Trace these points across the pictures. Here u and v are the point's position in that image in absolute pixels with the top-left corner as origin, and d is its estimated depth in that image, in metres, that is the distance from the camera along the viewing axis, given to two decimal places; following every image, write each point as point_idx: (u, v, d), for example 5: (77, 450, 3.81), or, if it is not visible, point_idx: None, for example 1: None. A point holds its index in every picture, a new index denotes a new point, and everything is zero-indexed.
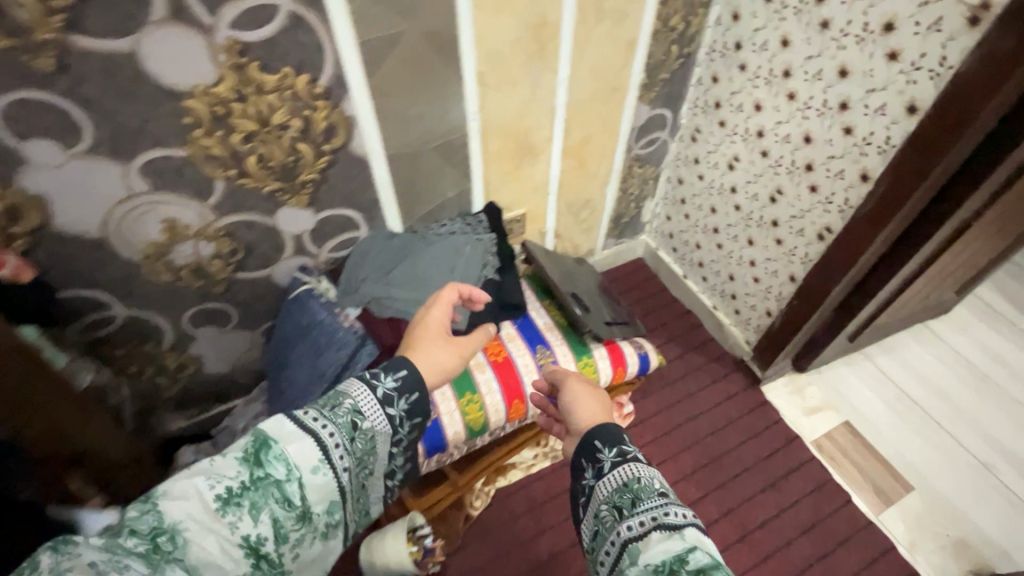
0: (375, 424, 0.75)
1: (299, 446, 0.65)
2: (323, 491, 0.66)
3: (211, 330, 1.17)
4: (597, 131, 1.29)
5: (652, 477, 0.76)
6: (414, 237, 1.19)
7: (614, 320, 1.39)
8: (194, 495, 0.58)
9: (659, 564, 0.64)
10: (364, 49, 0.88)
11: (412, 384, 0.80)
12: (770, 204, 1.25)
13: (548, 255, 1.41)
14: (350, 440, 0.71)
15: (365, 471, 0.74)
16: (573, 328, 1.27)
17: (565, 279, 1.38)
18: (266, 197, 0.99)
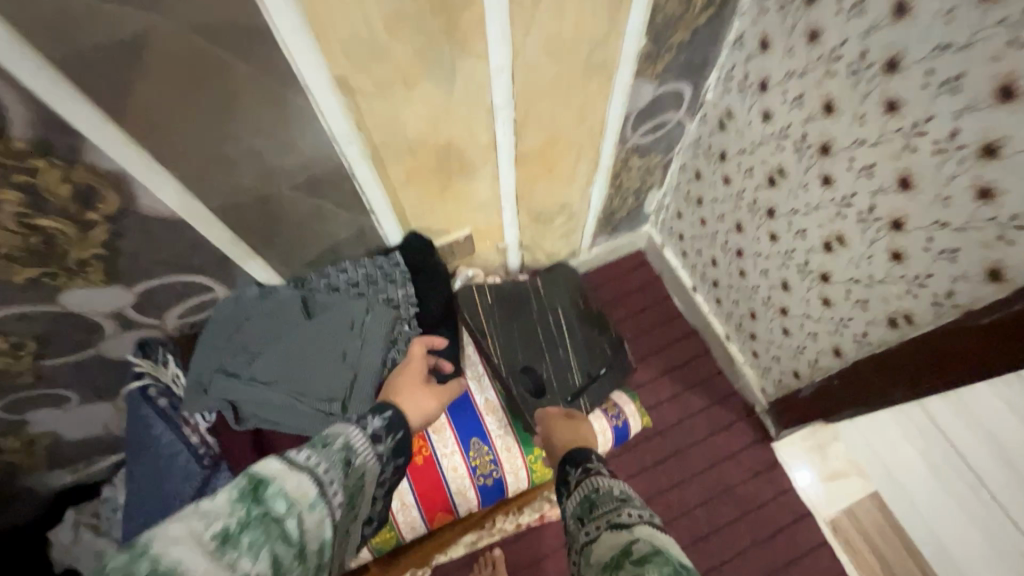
0: (366, 460, 0.62)
1: (298, 475, 0.51)
2: (325, 536, 0.51)
3: (46, 411, 0.90)
4: (570, 126, 0.85)
5: (612, 486, 0.68)
6: (295, 300, 0.83)
7: (585, 384, 1.03)
8: (186, 538, 0.42)
9: (606, 561, 0.55)
10: (78, 68, 0.47)
11: (398, 422, 0.69)
12: (822, 251, 0.83)
13: (502, 295, 1.06)
14: (345, 474, 0.58)
15: (351, 522, 0.59)
16: (522, 409, 0.95)
17: (521, 331, 1.02)
18: (28, 286, 0.65)
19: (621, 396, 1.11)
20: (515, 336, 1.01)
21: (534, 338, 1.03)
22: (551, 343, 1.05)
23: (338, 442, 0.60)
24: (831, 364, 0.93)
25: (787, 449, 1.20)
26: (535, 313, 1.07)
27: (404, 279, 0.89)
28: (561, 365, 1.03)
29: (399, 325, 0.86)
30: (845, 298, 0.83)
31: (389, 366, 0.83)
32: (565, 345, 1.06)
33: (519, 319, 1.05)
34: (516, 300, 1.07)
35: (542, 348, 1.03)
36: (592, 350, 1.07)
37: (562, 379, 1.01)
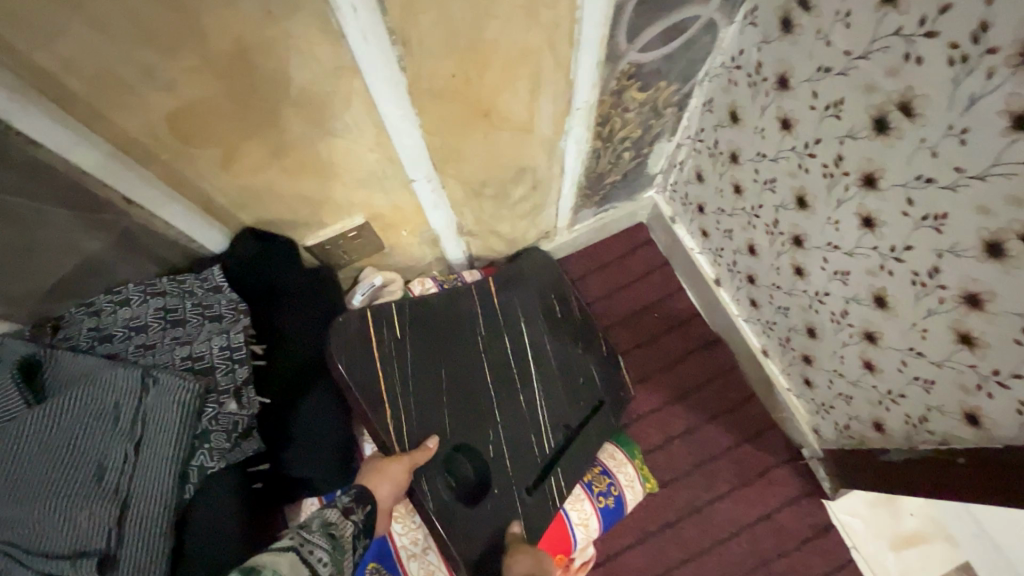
0: (353, 535, 0.50)
1: (290, 554, 0.42)
2: None
3: None
4: (509, 28, 0.45)
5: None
6: (12, 370, 0.49)
7: (557, 453, 0.69)
8: None
9: None
10: None
11: (367, 490, 0.55)
12: (982, 258, 0.45)
13: (421, 324, 0.66)
14: (337, 551, 0.46)
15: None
16: (447, 518, 0.61)
17: (451, 388, 0.65)
18: None
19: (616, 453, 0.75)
20: (437, 399, 0.64)
21: (474, 391, 0.66)
22: (503, 388, 0.67)
23: (317, 519, 0.48)
24: (959, 436, 0.56)
25: (844, 506, 0.87)
26: (477, 344, 0.68)
27: (233, 315, 0.57)
28: (518, 426, 0.67)
29: (215, 402, 0.52)
30: (1014, 342, 0.46)
31: (196, 479, 0.51)
32: (527, 389, 0.69)
33: (448, 362, 0.66)
34: (445, 330, 0.67)
35: (485, 404, 0.66)
36: (568, 397, 0.71)
37: (520, 451, 0.66)
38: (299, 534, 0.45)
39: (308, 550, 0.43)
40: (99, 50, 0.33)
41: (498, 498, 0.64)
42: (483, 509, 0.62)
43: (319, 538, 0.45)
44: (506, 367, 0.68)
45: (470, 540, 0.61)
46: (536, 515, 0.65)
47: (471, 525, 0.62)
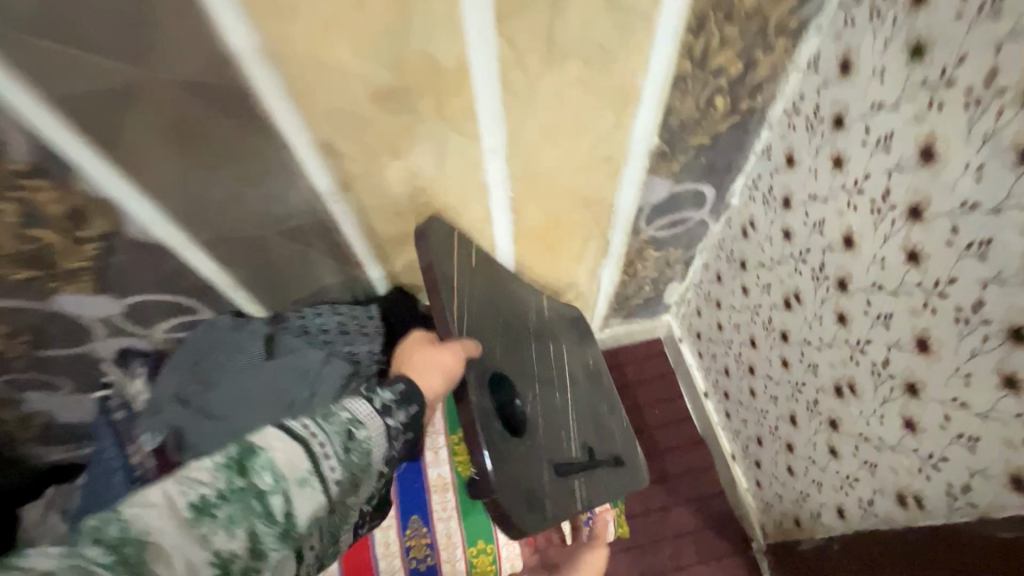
0: (375, 435, 0.49)
1: (292, 444, 0.42)
2: (310, 518, 0.42)
3: (38, 398, 0.93)
4: (572, 211, 0.82)
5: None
6: (261, 338, 0.85)
7: (587, 458, 0.79)
8: (162, 505, 0.36)
9: None
10: (72, 108, 0.50)
11: (415, 393, 0.54)
12: (834, 396, 0.73)
13: (491, 280, 0.77)
14: (348, 453, 0.46)
15: (355, 498, 0.48)
16: (490, 421, 0.60)
17: (515, 328, 0.79)
18: (18, 286, 0.69)
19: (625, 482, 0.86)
20: (495, 352, 0.70)
21: (528, 350, 0.80)
22: (542, 384, 0.78)
23: (343, 412, 0.48)
24: (836, 527, 0.80)
25: None
26: (530, 325, 0.84)
27: (376, 333, 0.90)
28: (552, 418, 0.77)
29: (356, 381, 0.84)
30: (853, 455, 0.72)
31: None
32: (557, 396, 0.81)
33: (518, 307, 0.83)
34: (507, 298, 0.81)
35: (529, 380, 0.75)
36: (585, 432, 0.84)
37: (553, 428, 0.75)
38: (308, 425, 0.45)
39: (315, 443, 0.44)
40: (384, 204, 0.73)
41: (535, 426, 0.71)
42: (519, 461, 0.63)
43: (330, 434, 0.45)
44: (548, 370, 0.82)
45: (506, 480, 0.58)
46: (560, 492, 0.69)
47: (510, 466, 0.60)
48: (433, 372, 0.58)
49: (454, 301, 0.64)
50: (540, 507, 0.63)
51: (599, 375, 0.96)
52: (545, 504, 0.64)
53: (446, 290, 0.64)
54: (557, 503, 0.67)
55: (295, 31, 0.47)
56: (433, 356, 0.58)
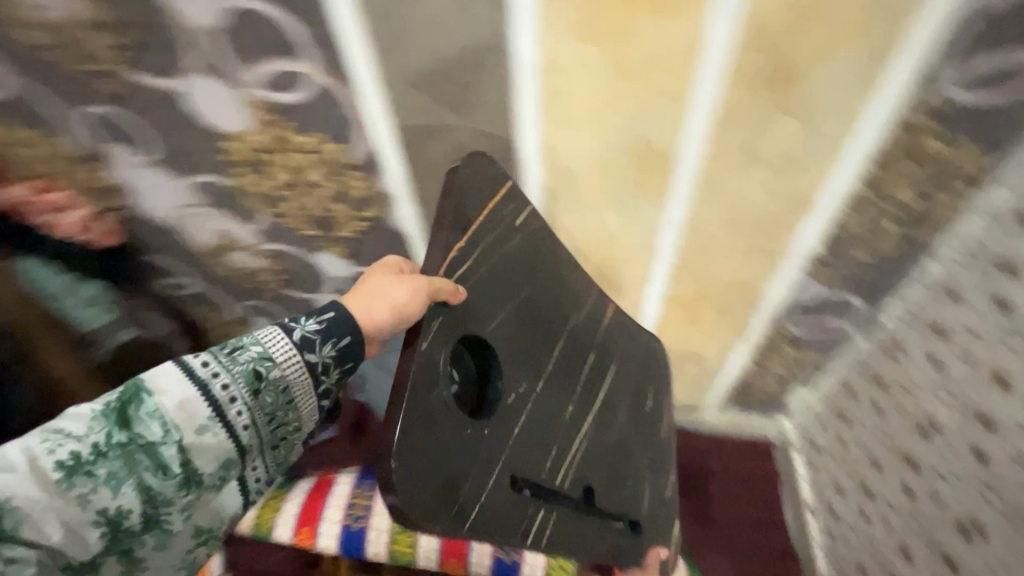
0: (292, 373, 0.53)
1: (187, 391, 0.50)
2: (216, 461, 0.51)
3: (264, 322, 1.22)
4: (723, 289, 0.93)
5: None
6: None
7: (572, 497, 0.68)
8: (26, 469, 0.46)
9: None
10: (403, 133, 0.74)
11: (345, 320, 0.55)
12: (965, 538, 0.73)
13: (534, 258, 0.68)
14: (256, 396, 0.52)
15: (295, 424, 0.55)
16: (425, 393, 0.48)
17: (537, 311, 0.67)
18: (303, 238, 0.96)
19: (609, 536, 0.75)
20: (490, 326, 0.58)
21: (546, 345, 0.67)
22: (561, 388, 0.70)
23: (252, 349, 0.53)
24: None
25: None
26: (560, 337, 0.70)
27: None
28: (539, 422, 0.64)
29: None
30: None
31: None
32: (568, 407, 0.71)
33: (557, 299, 0.71)
34: (556, 281, 0.71)
35: (534, 374, 0.64)
36: (586, 463, 0.73)
37: (539, 436, 0.64)
38: (211, 363, 0.51)
39: (215, 385, 0.51)
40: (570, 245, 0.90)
41: (508, 434, 0.58)
42: (457, 443, 0.51)
43: (234, 375, 0.51)
44: (574, 381, 0.73)
45: (425, 451, 0.47)
46: (503, 519, 0.54)
47: (437, 442, 0.48)
48: (392, 298, 0.53)
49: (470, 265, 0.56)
50: (454, 505, 0.49)
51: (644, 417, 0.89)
52: (462, 501, 0.50)
53: (478, 239, 0.58)
54: (489, 520, 0.53)
55: (570, 112, 0.68)
56: (409, 286, 0.52)
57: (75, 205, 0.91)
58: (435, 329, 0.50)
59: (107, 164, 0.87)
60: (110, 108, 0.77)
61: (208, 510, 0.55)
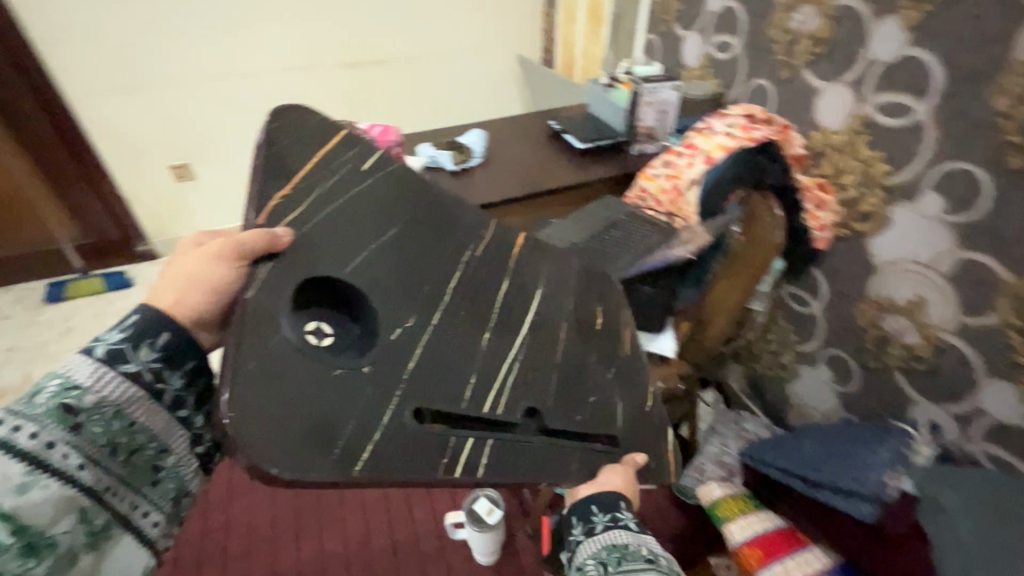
0: (111, 394, 0.54)
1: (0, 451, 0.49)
2: (65, 506, 0.51)
3: (829, 374, 1.27)
4: None
5: (638, 546, 0.77)
6: None
7: (509, 426, 0.72)
8: None
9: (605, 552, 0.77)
10: None
11: (154, 319, 0.59)
12: None
13: (408, 172, 0.74)
14: (77, 432, 0.52)
15: (155, 444, 0.57)
16: (263, 334, 0.55)
17: (419, 236, 0.72)
18: (1005, 358, 0.91)
19: (580, 457, 0.78)
20: (354, 263, 0.65)
21: (435, 277, 0.71)
22: (473, 320, 0.73)
23: (54, 387, 0.53)
24: None
25: None
26: (462, 259, 0.75)
27: None
28: (438, 382, 0.67)
29: None
30: None
31: None
32: (484, 337, 0.74)
33: (436, 236, 0.74)
34: (437, 208, 0.75)
35: (415, 302, 0.69)
36: (529, 387, 0.76)
37: (448, 376, 0.68)
38: (9, 419, 0.51)
39: (21, 439, 0.50)
40: None
41: (402, 371, 0.64)
42: (306, 402, 0.55)
43: (41, 420, 0.51)
44: (491, 310, 0.76)
45: (280, 411, 0.53)
46: (409, 448, 0.61)
47: (285, 399, 0.54)
48: (209, 274, 0.61)
49: (307, 172, 0.66)
50: (333, 448, 0.55)
51: (586, 388, 0.82)
52: (346, 444, 0.56)
53: (307, 191, 0.65)
54: (391, 453, 0.60)
55: None
56: (224, 243, 0.60)
57: (828, 209, 1.11)
58: (275, 266, 0.59)
59: (896, 201, 1.00)
60: (982, 172, 0.87)
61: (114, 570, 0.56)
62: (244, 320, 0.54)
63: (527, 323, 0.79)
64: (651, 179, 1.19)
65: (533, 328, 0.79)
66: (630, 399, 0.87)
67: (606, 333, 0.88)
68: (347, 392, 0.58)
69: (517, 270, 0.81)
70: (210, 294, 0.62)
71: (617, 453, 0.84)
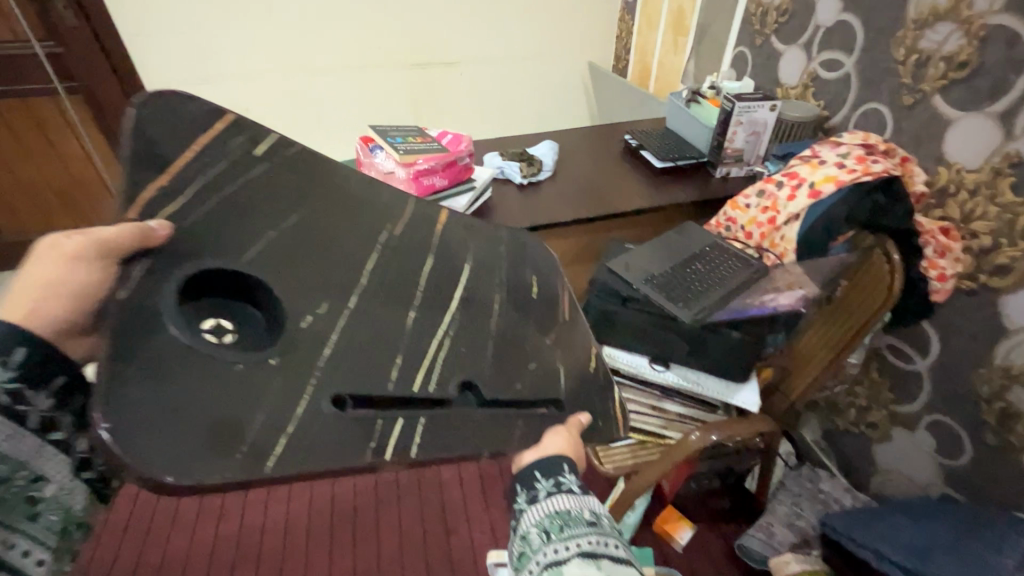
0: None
1: None
2: None
3: (929, 442, 1.12)
4: None
5: (582, 510, 0.65)
6: None
7: (444, 403, 0.59)
8: None
9: (550, 524, 0.64)
10: None
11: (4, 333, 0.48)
12: None
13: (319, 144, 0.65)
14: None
15: (21, 472, 0.50)
16: (140, 341, 0.44)
17: (326, 211, 0.62)
18: None
19: (522, 425, 0.65)
20: (257, 242, 0.56)
21: (353, 246, 0.62)
22: (394, 296, 0.62)
23: None
24: None
25: None
26: (383, 233, 0.65)
27: None
28: (352, 367, 0.55)
29: None
30: None
31: None
32: (409, 316, 0.62)
33: (345, 210, 0.64)
34: (340, 185, 0.65)
35: (327, 284, 0.58)
36: (468, 359, 0.64)
37: (370, 355, 0.57)
38: None
39: None
40: None
41: (321, 352, 0.54)
42: (202, 402, 0.45)
43: None
44: (416, 289, 0.65)
45: (173, 416, 0.43)
46: (332, 441, 0.50)
47: (172, 405, 0.43)
48: (77, 278, 0.50)
49: (192, 146, 0.55)
50: (239, 445, 0.45)
51: (525, 351, 0.70)
52: (254, 442, 0.46)
53: (194, 177, 0.54)
54: (314, 445, 0.49)
55: None
56: (81, 241, 0.48)
57: (951, 258, 0.96)
58: (149, 266, 0.48)
59: None
60: None
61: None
62: (113, 324, 0.44)
63: (456, 295, 0.68)
64: (744, 211, 1.08)
65: (465, 301, 0.68)
66: (577, 366, 0.76)
67: (546, 300, 0.78)
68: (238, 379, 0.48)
69: (443, 239, 0.72)
70: (77, 297, 0.51)
71: (566, 411, 0.71)
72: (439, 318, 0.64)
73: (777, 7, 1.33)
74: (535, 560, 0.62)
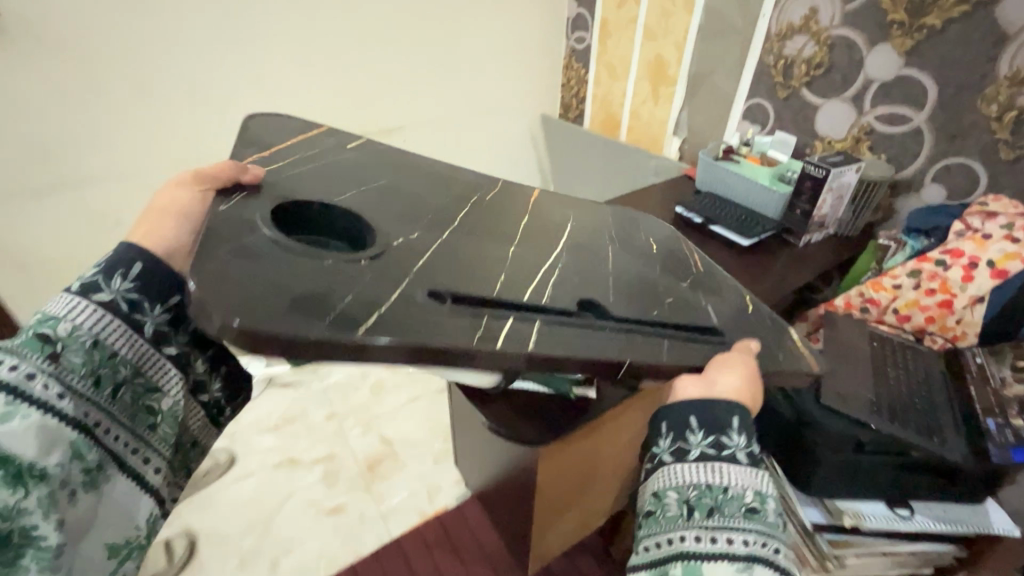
0: (84, 322, 0.57)
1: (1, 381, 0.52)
2: (72, 439, 0.54)
3: None
4: None
5: (744, 490, 0.54)
6: None
7: (567, 311, 0.58)
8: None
9: (694, 493, 0.53)
10: None
11: (128, 261, 0.61)
12: None
13: (367, 158, 0.76)
14: (55, 361, 0.55)
15: (142, 378, 0.60)
16: (238, 235, 0.50)
17: (412, 179, 0.74)
18: None
19: (669, 341, 0.60)
20: (346, 193, 0.65)
21: (432, 213, 0.68)
22: (497, 238, 0.67)
23: (39, 321, 0.56)
24: None
25: None
26: (466, 205, 0.73)
27: None
28: (467, 272, 0.58)
29: None
30: None
31: None
32: (512, 248, 0.67)
33: (428, 178, 0.76)
34: (424, 164, 0.80)
35: (421, 220, 0.65)
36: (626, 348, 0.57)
37: (479, 275, 0.58)
38: None
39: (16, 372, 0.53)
40: None
41: (413, 265, 0.56)
42: (288, 275, 0.47)
43: (27, 353, 0.54)
44: (515, 233, 0.71)
45: (239, 283, 0.44)
46: (432, 321, 0.48)
47: (262, 274, 0.46)
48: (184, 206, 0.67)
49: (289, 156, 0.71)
50: (327, 312, 0.44)
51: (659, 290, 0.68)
52: (343, 309, 0.45)
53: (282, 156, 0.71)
54: (404, 320, 0.47)
55: None
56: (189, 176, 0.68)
57: None
58: (240, 192, 0.59)
59: None
60: None
61: (122, 515, 0.57)
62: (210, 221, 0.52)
63: (563, 239, 0.74)
64: (894, 292, 0.96)
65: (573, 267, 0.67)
66: (724, 310, 0.71)
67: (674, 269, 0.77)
68: (354, 258, 0.53)
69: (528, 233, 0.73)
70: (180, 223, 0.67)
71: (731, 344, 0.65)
72: (538, 259, 0.67)
73: (808, 59, 1.26)
74: (669, 535, 0.53)
